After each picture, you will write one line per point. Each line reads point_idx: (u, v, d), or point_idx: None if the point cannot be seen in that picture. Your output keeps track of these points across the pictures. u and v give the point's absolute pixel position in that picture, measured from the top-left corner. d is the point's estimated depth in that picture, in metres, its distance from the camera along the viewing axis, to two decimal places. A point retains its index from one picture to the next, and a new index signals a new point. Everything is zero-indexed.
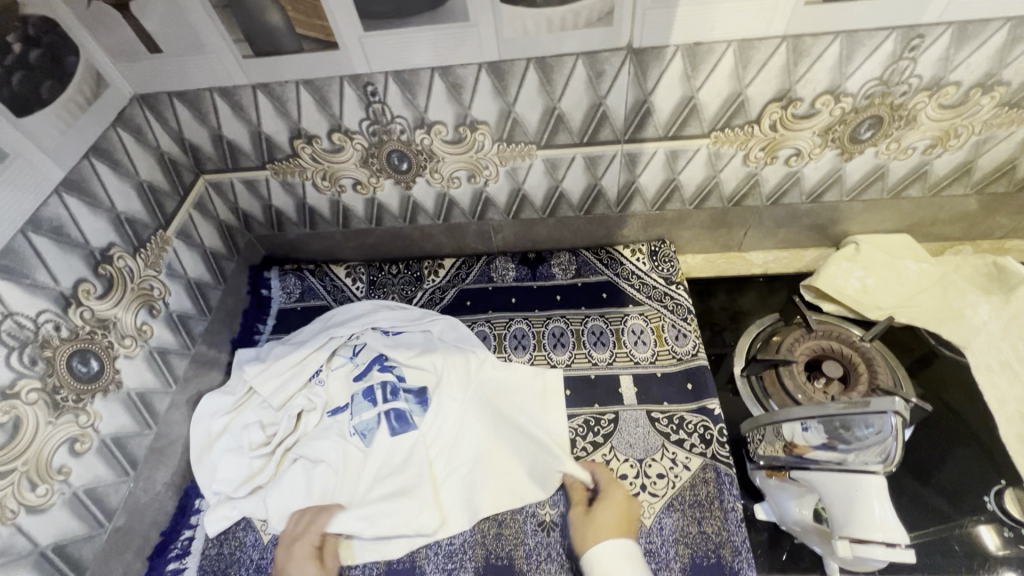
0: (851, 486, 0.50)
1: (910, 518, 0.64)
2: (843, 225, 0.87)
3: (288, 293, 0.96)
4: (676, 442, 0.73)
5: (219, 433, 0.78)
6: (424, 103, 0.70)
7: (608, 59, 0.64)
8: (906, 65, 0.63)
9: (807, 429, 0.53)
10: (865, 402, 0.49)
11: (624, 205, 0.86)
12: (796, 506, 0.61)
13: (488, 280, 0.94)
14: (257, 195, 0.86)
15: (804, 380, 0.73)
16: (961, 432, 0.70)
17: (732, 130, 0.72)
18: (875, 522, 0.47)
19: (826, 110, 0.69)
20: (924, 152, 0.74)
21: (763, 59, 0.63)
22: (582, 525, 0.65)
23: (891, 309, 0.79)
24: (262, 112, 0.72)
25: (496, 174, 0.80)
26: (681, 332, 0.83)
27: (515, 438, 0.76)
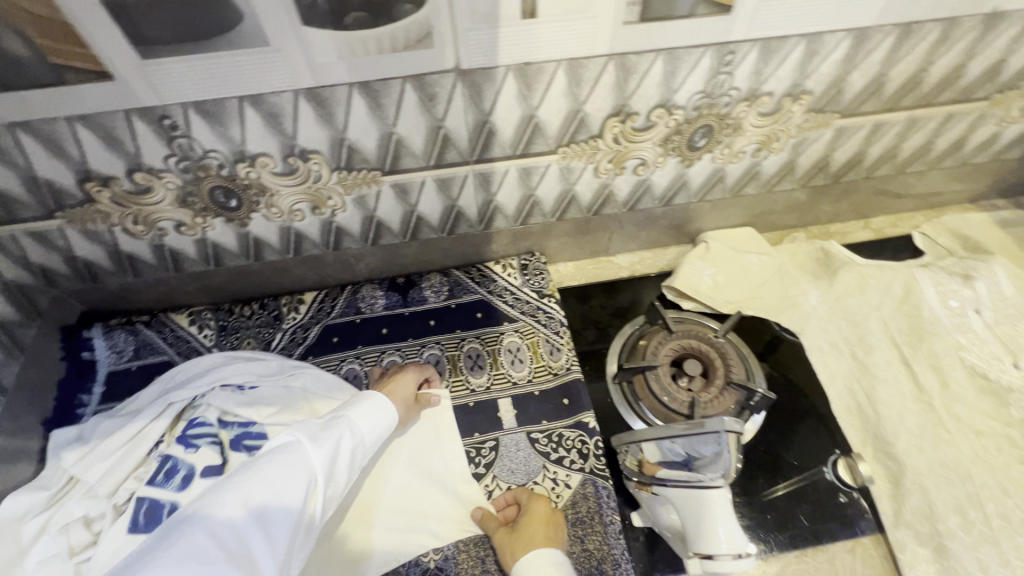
0: (699, 504, 0.53)
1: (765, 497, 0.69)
2: (695, 223, 0.92)
3: (119, 351, 0.82)
4: (556, 460, 0.73)
5: (29, 540, 0.66)
6: (240, 135, 0.61)
7: (437, 82, 0.60)
8: (724, 78, 0.66)
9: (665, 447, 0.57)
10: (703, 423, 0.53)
11: (486, 222, 0.83)
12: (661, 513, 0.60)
13: (355, 312, 0.88)
14: (53, 248, 0.72)
15: (669, 381, 0.77)
16: (804, 410, 0.77)
17: (577, 146, 0.71)
18: (722, 538, 0.51)
19: (661, 122, 0.70)
20: (753, 155, 0.79)
21: (594, 77, 0.63)
22: (507, 543, 0.65)
23: (739, 303, 0.84)
24: (31, 155, 0.59)
25: (343, 203, 0.74)
26: (555, 346, 0.83)
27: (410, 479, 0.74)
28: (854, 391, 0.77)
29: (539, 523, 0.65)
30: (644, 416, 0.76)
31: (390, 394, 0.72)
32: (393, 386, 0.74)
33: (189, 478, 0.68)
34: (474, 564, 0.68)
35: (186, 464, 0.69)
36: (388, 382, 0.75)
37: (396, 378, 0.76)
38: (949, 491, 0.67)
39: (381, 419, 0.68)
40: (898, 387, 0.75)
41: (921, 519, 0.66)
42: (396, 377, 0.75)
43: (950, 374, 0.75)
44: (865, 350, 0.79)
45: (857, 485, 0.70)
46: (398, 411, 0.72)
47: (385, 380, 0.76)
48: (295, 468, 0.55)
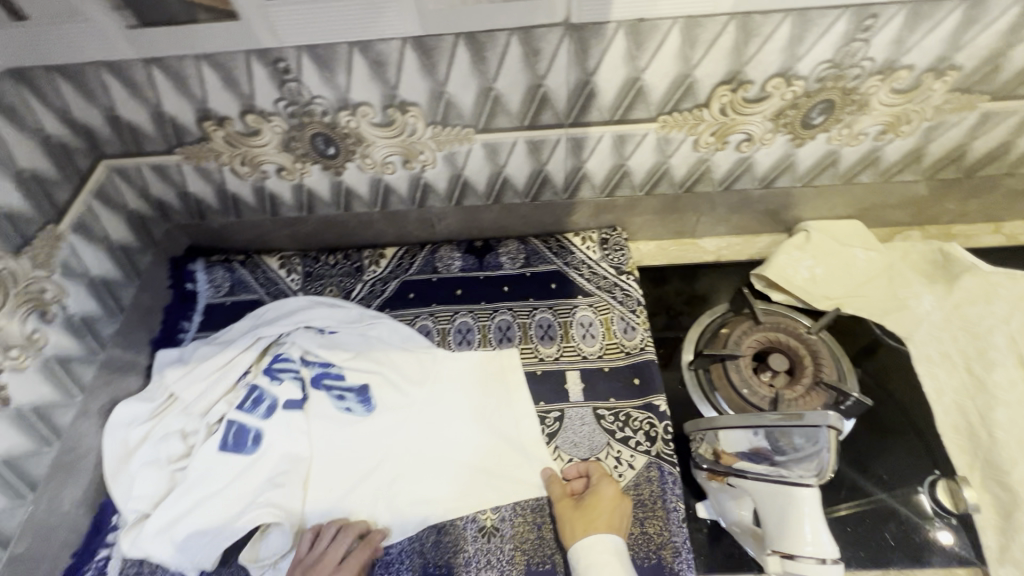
0: (785, 500, 0.49)
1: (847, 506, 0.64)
2: (795, 210, 0.85)
3: (216, 286, 0.88)
4: (622, 439, 0.71)
5: (136, 444, 0.72)
6: (345, 82, 0.63)
7: (544, 36, 0.58)
8: (858, 47, 0.60)
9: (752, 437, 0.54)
10: (800, 415, 0.50)
11: (572, 191, 0.81)
12: (735, 507, 0.59)
13: (432, 271, 0.89)
14: (170, 182, 0.78)
15: (750, 373, 0.72)
16: (900, 421, 0.70)
17: (680, 114, 0.67)
18: (806, 537, 0.47)
19: (777, 93, 0.65)
20: (875, 138, 0.72)
21: (711, 38, 0.58)
22: (569, 517, 0.63)
23: (838, 299, 0.77)
24: (160, 90, 0.64)
25: (433, 159, 0.74)
26: (630, 325, 0.80)
27: (473, 437, 0.74)
28: (966, 410, 0.69)
29: (605, 508, 0.62)
30: (719, 406, 0.72)
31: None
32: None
33: (273, 408, 0.73)
34: (530, 530, 0.67)
35: (271, 395, 0.73)
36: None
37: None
38: None
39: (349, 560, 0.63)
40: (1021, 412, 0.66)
41: None
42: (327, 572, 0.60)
43: None
44: (985, 367, 0.70)
45: (958, 512, 0.63)
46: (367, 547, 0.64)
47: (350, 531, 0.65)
48: None
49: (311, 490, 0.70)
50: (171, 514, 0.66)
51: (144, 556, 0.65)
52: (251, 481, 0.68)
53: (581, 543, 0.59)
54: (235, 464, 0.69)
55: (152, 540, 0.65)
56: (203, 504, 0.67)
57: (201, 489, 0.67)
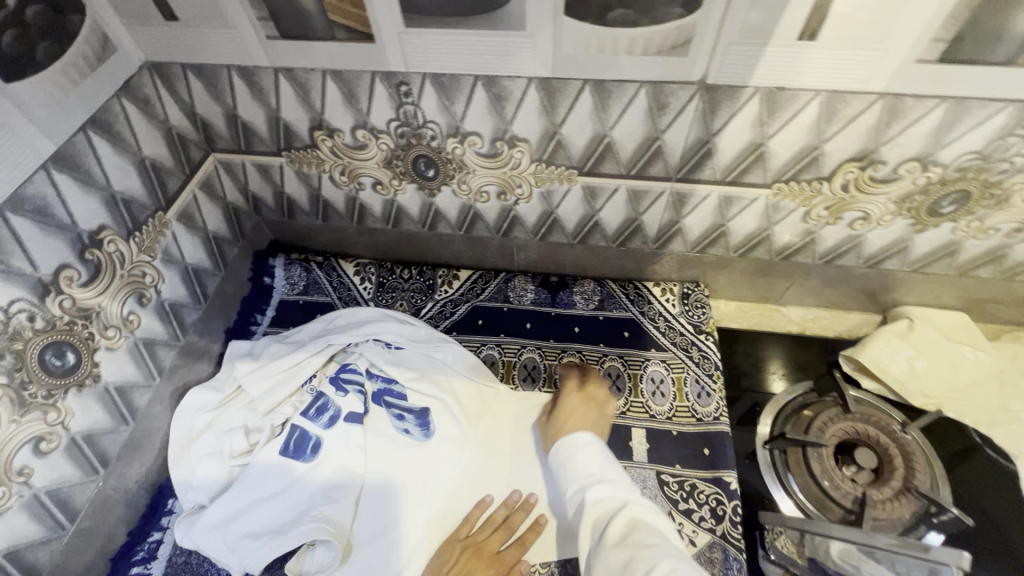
0: None
1: None
2: (896, 294, 0.80)
3: (291, 283, 0.90)
4: (684, 511, 0.68)
5: (199, 432, 0.74)
6: (461, 112, 0.63)
7: (674, 92, 0.56)
8: (1013, 142, 0.55)
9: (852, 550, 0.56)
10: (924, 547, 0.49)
11: (662, 243, 0.78)
12: None
13: (504, 300, 0.88)
14: (270, 181, 0.79)
15: (833, 465, 0.68)
16: (998, 546, 0.63)
17: (798, 184, 0.64)
18: None
19: (909, 177, 0.61)
20: (1007, 235, 0.67)
21: (852, 115, 0.55)
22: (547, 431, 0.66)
23: (936, 399, 0.72)
24: (282, 97, 0.65)
25: (529, 194, 0.73)
26: (705, 390, 0.76)
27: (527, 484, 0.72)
28: None
29: (571, 412, 0.67)
30: (790, 488, 0.68)
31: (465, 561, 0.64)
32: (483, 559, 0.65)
33: (334, 419, 0.72)
34: None
35: (335, 405, 0.73)
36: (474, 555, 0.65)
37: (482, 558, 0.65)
38: None
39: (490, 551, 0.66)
40: None
41: None
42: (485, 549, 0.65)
43: None
44: None
45: None
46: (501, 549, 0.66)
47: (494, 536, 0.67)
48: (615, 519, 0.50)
49: (360, 509, 0.69)
50: (225, 511, 0.67)
51: (194, 547, 0.66)
52: (303, 491, 0.68)
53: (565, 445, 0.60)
54: (291, 470, 0.69)
55: (202, 534, 0.66)
56: (256, 506, 0.67)
57: (255, 491, 0.68)
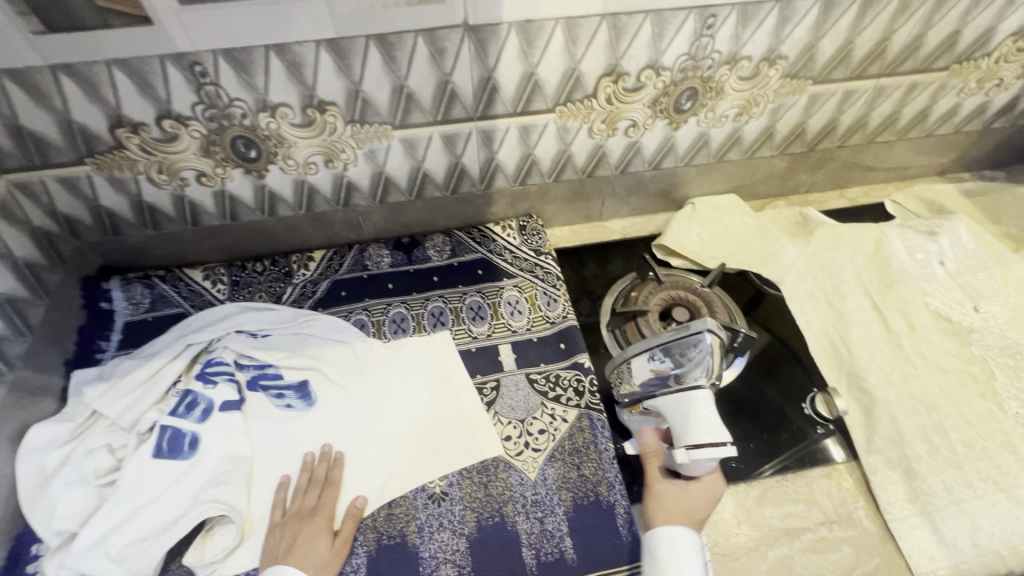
0: (684, 403, 0.64)
1: (738, 423, 0.75)
2: (682, 189, 0.98)
3: (135, 303, 0.85)
4: (553, 398, 0.78)
5: (55, 468, 0.69)
6: (263, 84, 0.67)
7: (446, 36, 0.66)
8: (707, 41, 0.73)
9: (651, 361, 0.71)
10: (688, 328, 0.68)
11: (488, 182, 0.88)
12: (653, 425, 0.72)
13: (363, 269, 0.92)
14: (80, 196, 0.76)
15: (659, 325, 0.82)
16: (781, 354, 0.82)
17: (573, 104, 0.77)
18: (705, 428, 0.61)
19: (649, 83, 0.77)
20: (735, 120, 0.86)
21: (589, 36, 0.69)
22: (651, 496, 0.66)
23: (723, 257, 0.90)
24: (69, 98, 0.64)
25: (354, 157, 0.79)
26: (553, 298, 0.88)
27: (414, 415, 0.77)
28: (830, 334, 0.82)
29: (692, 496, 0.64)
30: None
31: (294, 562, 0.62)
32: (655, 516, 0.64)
33: (208, 411, 0.72)
34: (478, 490, 0.71)
35: (206, 398, 0.73)
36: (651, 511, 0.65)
37: (307, 534, 0.65)
38: (916, 420, 0.73)
39: (309, 497, 0.69)
40: (870, 330, 0.81)
41: (891, 444, 0.72)
42: (304, 537, 0.65)
43: (916, 318, 0.81)
44: (840, 298, 0.84)
45: (832, 418, 0.75)
46: (328, 501, 0.69)
47: (313, 495, 0.69)
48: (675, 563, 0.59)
49: (255, 485, 0.71)
50: (103, 529, 0.63)
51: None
52: (189, 485, 0.67)
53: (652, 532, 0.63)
54: (170, 470, 0.67)
55: (82, 559, 0.62)
56: (138, 514, 0.64)
57: (134, 500, 0.65)
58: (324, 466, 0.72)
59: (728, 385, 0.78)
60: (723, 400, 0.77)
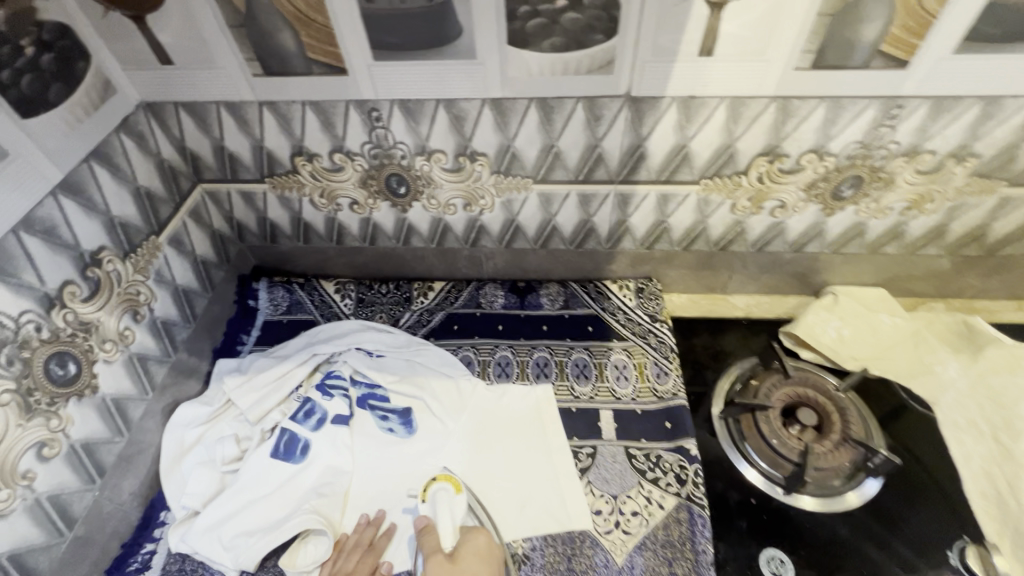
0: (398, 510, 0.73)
1: (859, 559, 0.66)
2: (822, 275, 0.90)
3: (275, 304, 0.94)
4: (652, 479, 0.73)
5: (191, 445, 0.76)
6: (426, 132, 0.72)
7: (606, 104, 0.66)
8: (885, 131, 0.67)
9: None
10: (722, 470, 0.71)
11: (614, 241, 0.88)
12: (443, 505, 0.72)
13: (476, 306, 0.95)
14: (253, 207, 0.86)
15: (780, 425, 0.75)
16: (927, 486, 0.71)
17: (722, 179, 0.74)
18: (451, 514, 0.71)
19: (810, 167, 0.72)
20: (901, 214, 0.78)
21: (753, 116, 0.66)
22: None
23: (864, 361, 0.81)
24: (266, 128, 0.73)
25: (491, 204, 0.82)
26: (663, 371, 0.84)
27: (505, 467, 0.77)
28: (994, 477, 0.70)
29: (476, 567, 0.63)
30: (751, 457, 0.74)
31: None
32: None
33: (322, 421, 0.76)
34: (558, 561, 0.68)
35: (321, 408, 0.77)
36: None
37: None
38: None
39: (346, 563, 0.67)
40: None
41: None
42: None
43: None
44: (1011, 436, 0.71)
45: None
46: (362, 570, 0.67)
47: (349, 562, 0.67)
48: None
49: (350, 503, 0.74)
50: (221, 514, 0.69)
51: (190, 552, 0.68)
52: (297, 489, 0.72)
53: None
54: (282, 471, 0.72)
55: (199, 538, 0.68)
56: (249, 508, 0.70)
57: (248, 493, 0.71)
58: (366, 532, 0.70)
59: (852, 508, 0.70)
60: (847, 525, 0.69)
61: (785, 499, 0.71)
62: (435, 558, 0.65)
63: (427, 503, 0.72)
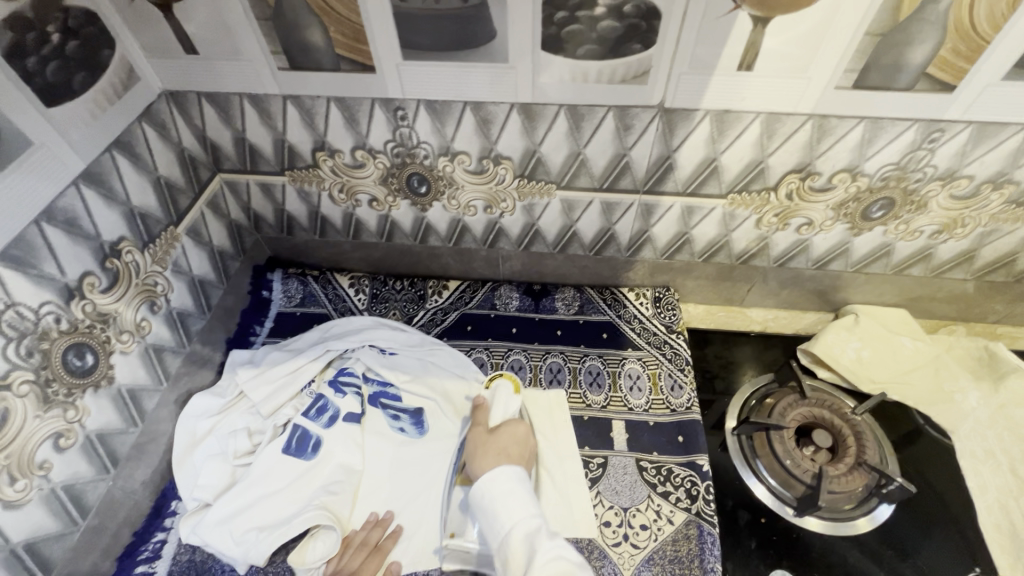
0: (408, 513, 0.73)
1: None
2: (843, 293, 0.89)
3: (289, 296, 0.94)
4: (662, 494, 0.73)
5: (202, 436, 0.77)
6: (451, 133, 0.70)
7: (637, 115, 0.65)
8: (923, 155, 0.65)
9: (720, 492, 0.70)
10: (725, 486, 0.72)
11: (634, 250, 0.86)
12: (502, 393, 0.76)
13: (490, 307, 0.94)
14: (271, 199, 0.85)
15: (794, 445, 0.74)
16: (940, 516, 0.71)
17: (749, 194, 0.73)
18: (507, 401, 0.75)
19: (841, 186, 0.70)
20: (930, 237, 0.76)
21: (787, 133, 0.65)
22: (481, 447, 0.68)
23: (883, 384, 0.80)
24: (289, 122, 0.72)
25: (512, 207, 0.80)
26: (677, 383, 0.83)
27: None
28: (1008, 510, 0.69)
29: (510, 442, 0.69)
30: (760, 474, 0.74)
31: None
32: (489, 458, 0.66)
33: (334, 418, 0.76)
34: None
35: (334, 405, 0.77)
36: (478, 453, 0.67)
37: None
38: None
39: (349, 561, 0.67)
40: None
41: None
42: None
43: None
44: None
45: None
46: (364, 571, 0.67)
47: (353, 562, 0.67)
48: (512, 489, 0.60)
49: (360, 501, 0.74)
50: (231, 508, 0.69)
51: (200, 543, 0.68)
52: (307, 486, 0.72)
53: (483, 472, 0.64)
54: (292, 468, 0.72)
55: (209, 531, 0.68)
56: (259, 502, 0.70)
57: (259, 487, 0.71)
58: (371, 534, 0.70)
59: (862, 535, 0.69)
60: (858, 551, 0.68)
61: (795, 520, 0.70)
62: (476, 430, 0.71)
63: (488, 390, 0.78)
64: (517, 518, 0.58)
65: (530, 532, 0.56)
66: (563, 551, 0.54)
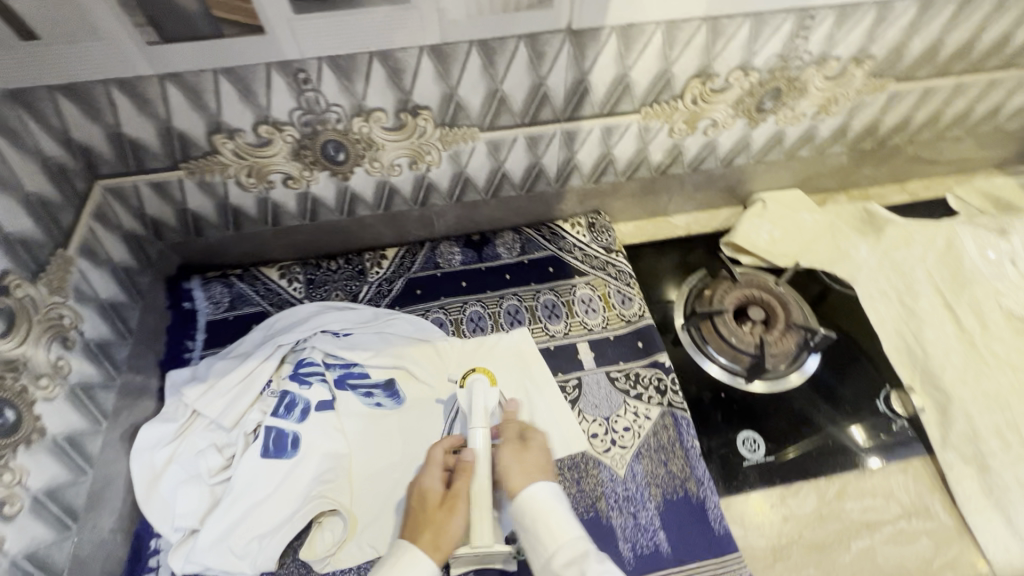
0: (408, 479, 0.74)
1: (812, 425, 0.78)
2: (749, 185, 0.98)
3: (215, 302, 0.86)
4: (636, 396, 0.80)
5: (165, 466, 0.71)
6: (362, 90, 0.66)
7: (548, 41, 0.65)
8: (800, 43, 0.72)
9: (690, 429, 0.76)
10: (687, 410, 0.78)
11: (562, 180, 0.89)
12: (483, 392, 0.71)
13: (435, 267, 0.93)
14: (169, 199, 0.76)
15: (735, 324, 0.84)
16: (854, 353, 0.84)
17: (660, 105, 0.77)
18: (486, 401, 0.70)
19: (737, 84, 0.76)
20: (812, 119, 0.86)
21: (686, 39, 0.68)
22: (510, 468, 0.64)
23: (794, 256, 0.92)
24: (173, 106, 0.64)
25: (438, 158, 0.79)
26: (626, 297, 0.89)
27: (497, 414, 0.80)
28: (903, 334, 0.84)
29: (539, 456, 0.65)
30: (710, 356, 0.84)
31: (433, 552, 0.58)
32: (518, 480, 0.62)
33: (307, 411, 0.73)
34: (569, 486, 0.72)
35: (303, 399, 0.74)
36: (512, 472, 0.63)
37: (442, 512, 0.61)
38: (990, 417, 0.76)
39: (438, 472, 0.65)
40: (943, 330, 0.84)
41: (966, 442, 0.74)
42: (443, 524, 0.60)
43: (988, 317, 0.84)
44: (912, 297, 0.87)
45: (907, 415, 0.78)
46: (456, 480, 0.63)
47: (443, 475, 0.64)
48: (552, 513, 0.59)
49: (356, 482, 0.73)
50: (223, 527, 0.66)
51: (199, 569, 0.65)
52: (297, 484, 0.69)
53: (516, 495, 0.61)
54: (277, 470, 0.69)
55: (206, 554, 0.65)
56: (253, 513, 0.67)
57: (247, 498, 0.67)
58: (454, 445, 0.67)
59: (798, 385, 0.81)
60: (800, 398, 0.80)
61: (745, 387, 0.81)
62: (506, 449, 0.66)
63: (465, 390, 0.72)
64: (562, 537, 0.57)
65: (575, 554, 0.56)
66: (612, 569, 0.54)
